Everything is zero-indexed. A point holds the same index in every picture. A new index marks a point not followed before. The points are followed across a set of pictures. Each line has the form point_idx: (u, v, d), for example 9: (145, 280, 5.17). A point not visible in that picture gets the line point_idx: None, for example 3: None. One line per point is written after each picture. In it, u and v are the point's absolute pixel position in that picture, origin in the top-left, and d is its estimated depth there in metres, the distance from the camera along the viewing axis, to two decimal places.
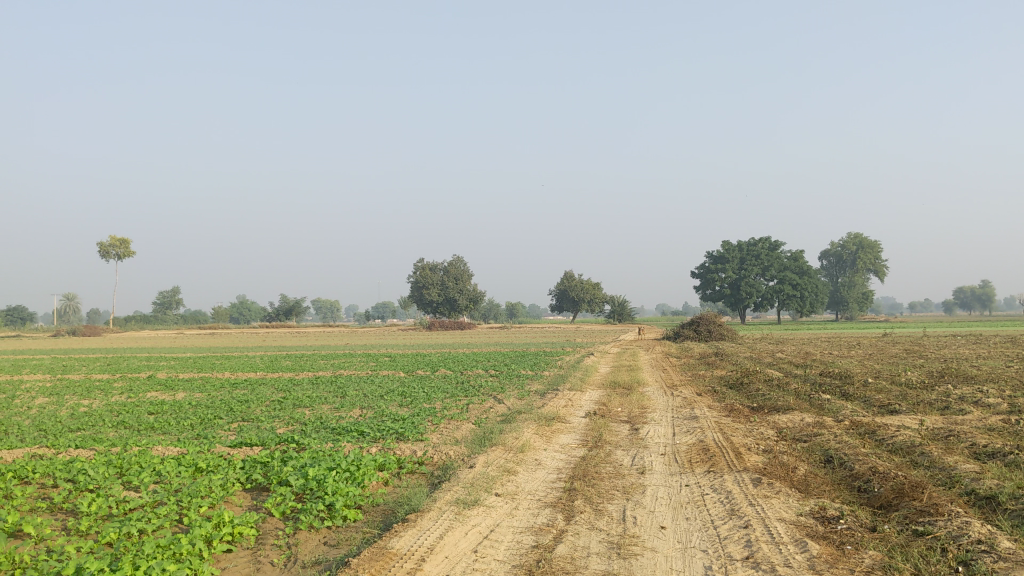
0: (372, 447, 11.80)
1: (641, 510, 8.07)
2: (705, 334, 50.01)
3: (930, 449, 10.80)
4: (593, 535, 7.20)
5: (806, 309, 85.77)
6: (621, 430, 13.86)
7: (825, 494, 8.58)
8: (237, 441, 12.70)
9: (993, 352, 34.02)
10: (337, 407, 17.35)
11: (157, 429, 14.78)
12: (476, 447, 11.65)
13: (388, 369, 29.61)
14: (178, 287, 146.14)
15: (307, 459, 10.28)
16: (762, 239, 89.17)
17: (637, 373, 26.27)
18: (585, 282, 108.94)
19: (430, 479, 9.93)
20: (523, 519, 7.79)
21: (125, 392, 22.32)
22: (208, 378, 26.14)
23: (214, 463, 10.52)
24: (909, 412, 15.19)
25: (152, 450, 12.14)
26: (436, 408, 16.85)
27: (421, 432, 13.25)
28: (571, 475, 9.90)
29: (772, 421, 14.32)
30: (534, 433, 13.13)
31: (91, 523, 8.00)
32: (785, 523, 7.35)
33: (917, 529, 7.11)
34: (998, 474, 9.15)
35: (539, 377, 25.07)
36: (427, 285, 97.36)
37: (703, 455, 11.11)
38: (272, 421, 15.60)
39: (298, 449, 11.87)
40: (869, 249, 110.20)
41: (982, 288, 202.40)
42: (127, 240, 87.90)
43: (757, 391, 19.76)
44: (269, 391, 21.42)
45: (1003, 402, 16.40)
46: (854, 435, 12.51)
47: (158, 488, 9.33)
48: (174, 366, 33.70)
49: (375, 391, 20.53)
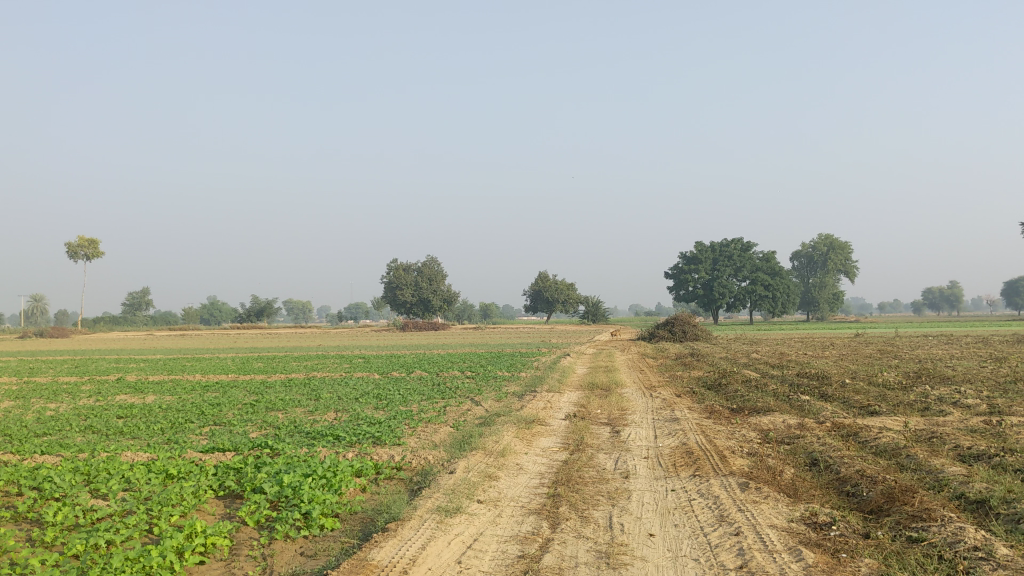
0: (349, 451, 11.50)
1: (628, 517, 7.85)
2: (680, 334, 50.00)
3: (916, 452, 10.64)
4: (581, 544, 6.97)
5: (778, 310, 85.97)
6: (602, 433, 13.61)
7: (814, 499, 8.41)
8: (208, 446, 12.30)
9: (966, 351, 34.36)
10: (312, 411, 16.97)
11: (125, 434, 14.32)
12: (455, 452, 11.38)
13: (361, 371, 29.17)
14: (148, 287, 144.34)
15: (282, 465, 9.98)
16: (734, 240, 89.46)
17: (615, 375, 25.90)
18: (559, 282, 108.76)
19: (409, 486, 9.66)
20: (507, 527, 7.55)
21: (94, 395, 21.81)
22: (179, 382, 25.59)
23: (186, 470, 10.17)
24: (889, 413, 15.12)
25: (120, 455, 11.75)
26: (413, 412, 16.47)
27: (398, 436, 12.97)
28: (554, 480, 9.66)
29: (754, 423, 14.08)
30: (515, 437, 12.84)
31: (57, 534, 7.67)
32: (777, 530, 7.18)
33: (911, 535, 6.96)
34: (985, 477, 9.03)
35: (516, 377, 24.88)
36: (400, 286, 96.78)
37: (686, 458, 10.92)
38: (245, 425, 15.21)
39: (272, 454, 11.54)
40: (840, 249, 110.94)
41: (950, 288, 204.71)
42: (95, 240, 86.65)
43: (736, 393, 19.63)
44: (240, 394, 20.97)
45: (983, 403, 16.26)
46: (837, 437, 12.38)
47: (127, 497, 8.97)
48: (142, 368, 33.15)
49: (349, 394, 20.17)
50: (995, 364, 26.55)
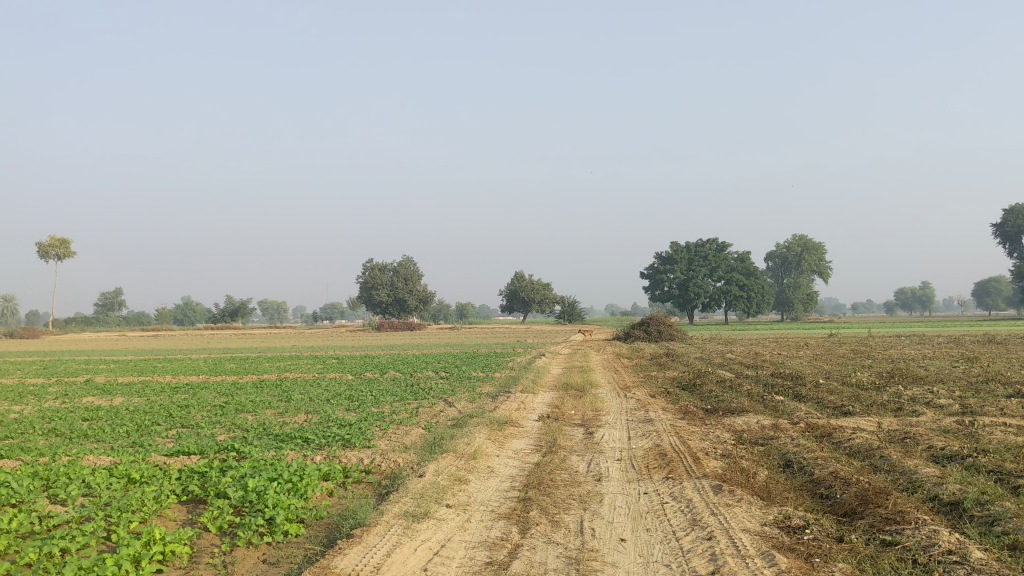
0: (316, 454, 11.29)
1: (599, 522, 7.71)
2: (655, 334, 49.96)
3: (890, 453, 10.58)
4: (550, 549, 6.83)
5: (753, 309, 86.25)
6: (575, 434, 13.46)
7: (788, 501, 8.31)
8: (173, 449, 12.07)
9: (939, 351, 34.51)
10: (282, 412, 16.69)
11: (90, 437, 14.04)
12: (425, 454, 11.21)
13: (334, 372, 28.81)
14: (120, 287, 142.77)
15: (248, 469, 9.75)
16: (709, 240, 89.66)
17: (589, 376, 25.71)
18: (535, 282, 108.57)
19: (377, 490, 9.47)
20: (476, 533, 7.39)
21: (60, 397, 21.40)
22: (148, 384, 25.19)
23: (149, 475, 9.92)
24: (863, 414, 15.06)
25: (82, 459, 11.47)
26: (385, 413, 16.28)
27: (368, 438, 12.78)
28: (525, 483, 9.51)
29: (727, 425, 13.97)
30: (486, 439, 12.68)
31: (11, 542, 7.40)
32: (750, 534, 7.06)
33: (885, 538, 6.86)
34: (960, 478, 8.97)
35: (489, 378, 24.67)
36: (375, 286, 96.28)
37: (660, 460, 10.80)
38: (212, 427, 14.97)
39: (238, 457, 11.32)
40: (814, 250, 111.70)
41: (922, 289, 206.86)
42: (66, 240, 85.58)
43: (710, 393, 19.49)
44: (210, 396, 20.62)
45: (955, 403, 16.27)
46: (811, 438, 12.29)
47: (86, 502, 8.72)
48: (112, 369, 32.74)
49: (321, 395, 19.93)
50: (967, 364, 26.67)
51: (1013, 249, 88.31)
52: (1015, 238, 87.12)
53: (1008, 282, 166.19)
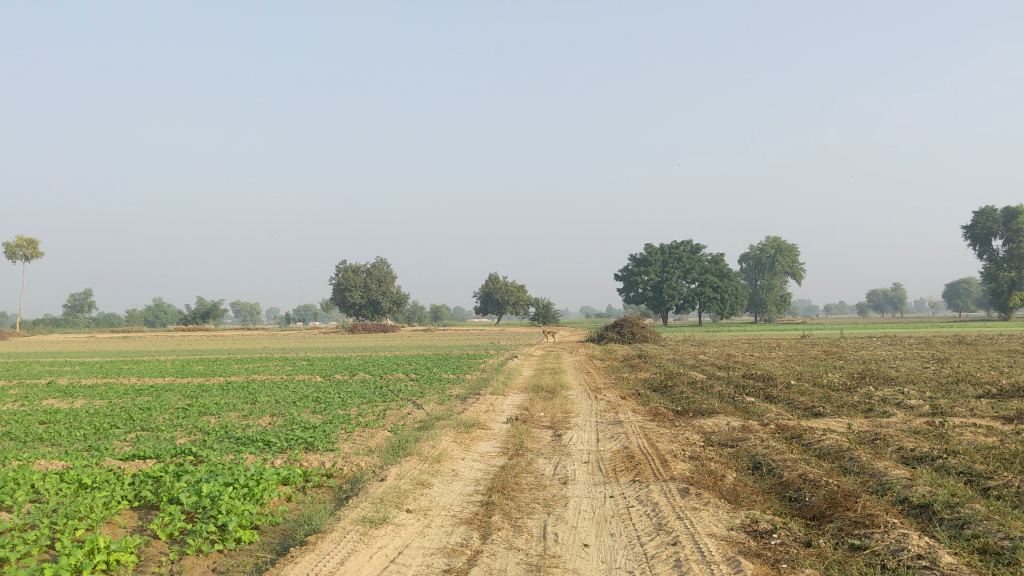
0: (277, 458, 10.98)
1: (563, 526, 7.50)
2: (629, 336, 49.92)
3: (859, 454, 10.46)
4: (510, 556, 6.61)
5: (727, 312, 86.59)
6: (543, 437, 13.22)
7: (755, 505, 8.13)
8: (129, 453, 11.71)
9: (911, 352, 34.85)
10: (245, 415, 16.38)
11: (44, 441, 13.65)
12: (388, 458, 10.93)
13: (303, 374, 28.42)
14: (90, 290, 141.58)
15: (204, 473, 9.44)
16: (683, 241, 89.85)
17: (561, 377, 25.40)
18: (509, 284, 108.43)
19: (336, 494, 9.23)
20: (435, 538, 7.16)
21: (19, 400, 20.83)
22: (111, 386, 24.62)
23: (101, 479, 9.59)
24: (833, 415, 15.00)
25: (34, 464, 11.13)
26: (350, 416, 15.94)
27: (331, 441, 12.49)
28: (489, 487, 9.28)
29: (697, 426, 13.81)
30: (452, 441, 12.46)
31: None
32: (715, 539, 6.88)
33: (853, 543, 6.70)
34: (929, 480, 8.84)
35: (459, 380, 24.52)
36: (348, 288, 95.64)
37: (627, 463, 10.61)
38: (172, 430, 14.67)
39: (196, 461, 11.01)
40: (787, 253, 112.54)
41: (894, 292, 208.75)
42: (35, 240, 84.45)
43: (680, 394, 19.42)
44: (174, 398, 20.27)
45: (925, 403, 16.28)
46: (780, 439, 12.17)
47: (33, 508, 8.38)
48: (76, 372, 31.98)
49: (288, 397, 19.63)
50: (937, 364, 26.87)
51: (983, 250, 89.31)
52: (984, 240, 88.14)
53: (977, 283, 168.34)
